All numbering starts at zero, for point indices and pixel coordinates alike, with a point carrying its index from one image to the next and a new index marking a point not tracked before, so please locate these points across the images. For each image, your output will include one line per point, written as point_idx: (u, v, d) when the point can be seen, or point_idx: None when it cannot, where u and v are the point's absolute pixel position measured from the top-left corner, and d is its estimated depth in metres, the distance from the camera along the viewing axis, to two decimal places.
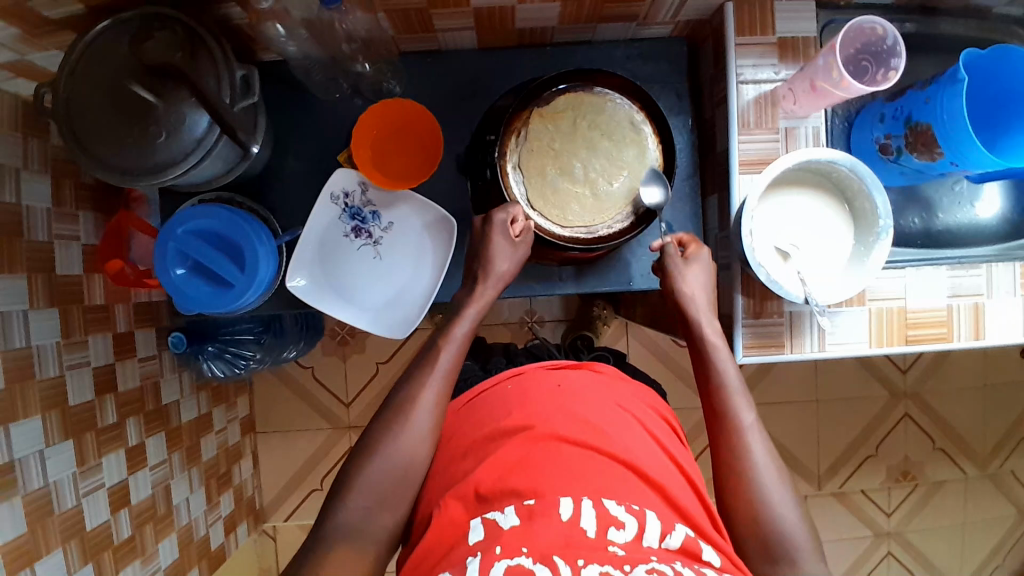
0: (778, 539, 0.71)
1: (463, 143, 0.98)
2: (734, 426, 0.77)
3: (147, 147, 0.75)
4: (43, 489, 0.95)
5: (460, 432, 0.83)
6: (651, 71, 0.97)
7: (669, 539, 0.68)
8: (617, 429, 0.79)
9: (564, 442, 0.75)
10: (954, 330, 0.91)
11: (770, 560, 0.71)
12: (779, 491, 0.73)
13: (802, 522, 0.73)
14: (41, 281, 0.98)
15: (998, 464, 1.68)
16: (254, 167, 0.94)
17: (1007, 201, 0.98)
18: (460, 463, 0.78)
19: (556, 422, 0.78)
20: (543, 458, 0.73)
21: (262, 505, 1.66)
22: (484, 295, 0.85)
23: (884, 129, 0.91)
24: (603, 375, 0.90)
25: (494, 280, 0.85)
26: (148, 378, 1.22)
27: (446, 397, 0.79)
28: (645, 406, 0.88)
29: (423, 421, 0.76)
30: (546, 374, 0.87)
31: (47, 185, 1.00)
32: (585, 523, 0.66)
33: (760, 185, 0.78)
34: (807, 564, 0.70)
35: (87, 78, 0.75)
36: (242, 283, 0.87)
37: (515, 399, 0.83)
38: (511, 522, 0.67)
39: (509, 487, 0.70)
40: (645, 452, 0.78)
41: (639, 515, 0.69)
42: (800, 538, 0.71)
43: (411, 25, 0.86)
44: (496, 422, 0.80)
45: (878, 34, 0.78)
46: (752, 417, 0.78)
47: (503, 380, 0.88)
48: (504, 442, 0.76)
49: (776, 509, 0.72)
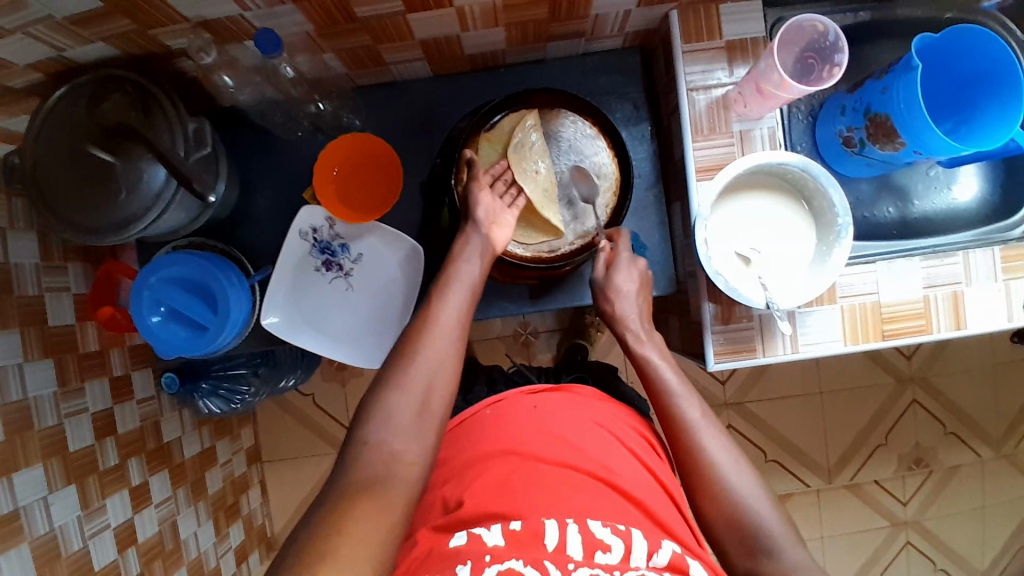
0: (752, 529, 0.70)
1: (426, 169, 0.99)
2: (684, 426, 0.76)
3: (110, 204, 0.77)
4: (49, 534, 0.98)
5: (450, 454, 0.82)
6: (606, 83, 0.97)
7: (656, 557, 0.67)
8: (595, 449, 0.79)
9: (544, 462, 0.76)
10: (933, 322, 0.89)
11: (749, 553, 0.70)
12: (745, 480, 0.73)
13: (773, 506, 0.72)
14: (33, 334, 1.01)
15: (1013, 444, 1.64)
16: (223, 210, 0.96)
17: (985, 182, 0.96)
18: (442, 488, 0.78)
19: (533, 443, 0.78)
20: (525, 481, 0.73)
21: (273, 532, 1.68)
22: (474, 244, 0.80)
23: (845, 122, 0.90)
24: (581, 396, 0.87)
25: (477, 224, 0.81)
26: (148, 418, 1.25)
27: (454, 355, 0.72)
28: (624, 423, 0.86)
29: (423, 382, 0.69)
30: (524, 397, 0.86)
31: (34, 241, 1.03)
32: (571, 549, 0.65)
33: (710, 193, 0.78)
34: (788, 552, 0.69)
35: (47, 142, 0.77)
36: (216, 326, 0.90)
37: (494, 426, 0.82)
38: (496, 540, 0.66)
39: (491, 510, 0.70)
40: (622, 468, 0.77)
41: (624, 535, 0.68)
42: (772, 521, 0.70)
43: (362, 61, 0.88)
44: (476, 447, 0.80)
45: (819, 30, 0.78)
46: (700, 413, 0.77)
47: (483, 407, 0.87)
48: (483, 468, 0.76)
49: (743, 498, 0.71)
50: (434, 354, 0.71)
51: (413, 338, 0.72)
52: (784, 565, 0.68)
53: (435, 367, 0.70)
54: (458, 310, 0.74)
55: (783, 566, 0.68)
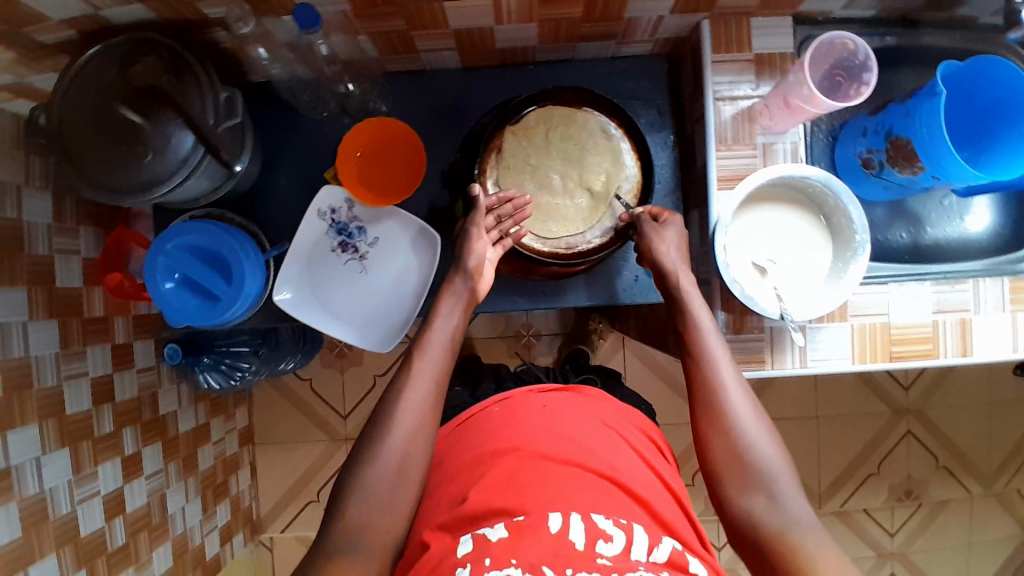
0: (757, 470, 0.70)
1: (448, 159, 1.00)
2: (709, 364, 0.76)
3: (134, 166, 0.78)
4: (38, 495, 0.97)
5: (449, 457, 0.82)
6: (632, 88, 0.98)
7: (656, 552, 0.68)
8: (600, 447, 0.78)
9: (550, 460, 0.75)
10: (940, 347, 0.90)
11: (747, 497, 0.70)
12: (759, 429, 0.72)
13: (781, 454, 0.72)
14: (40, 294, 1.00)
15: (1004, 482, 1.64)
16: (244, 183, 0.97)
17: (997, 215, 0.96)
18: (448, 485, 0.77)
19: (540, 440, 0.78)
20: (531, 478, 0.73)
21: (259, 515, 1.67)
22: (458, 291, 0.84)
23: (866, 143, 0.91)
24: (588, 397, 0.88)
25: (462, 272, 0.84)
26: (146, 388, 1.25)
27: (433, 413, 0.77)
28: (631, 425, 0.86)
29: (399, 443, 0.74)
30: (532, 396, 0.87)
31: (48, 201, 1.03)
32: (573, 536, 0.67)
33: (732, 203, 0.79)
34: (792, 504, 0.68)
35: (76, 100, 0.77)
36: (229, 297, 0.90)
37: (501, 422, 0.82)
38: (500, 535, 0.67)
39: (497, 506, 0.69)
40: (627, 467, 0.77)
41: (626, 529, 0.69)
42: (780, 474, 0.70)
43: (394, 47, 0.89)
44: (483, 445, 0.79)
45: (850, 48, 0.79)
46: (725, 354, 0.77)
47: (491, 404, 0.87)
48: (490, 464, 0.75)
49: (754, 439, 0.72)
50: (415, 405, 0.76)
51: (393, 393, 0.77)
52: (783, 511, 0.68)
53: (416, 422, 0.75)
54: (435, 365, 0.79)
55: (782, 512, 0.68)
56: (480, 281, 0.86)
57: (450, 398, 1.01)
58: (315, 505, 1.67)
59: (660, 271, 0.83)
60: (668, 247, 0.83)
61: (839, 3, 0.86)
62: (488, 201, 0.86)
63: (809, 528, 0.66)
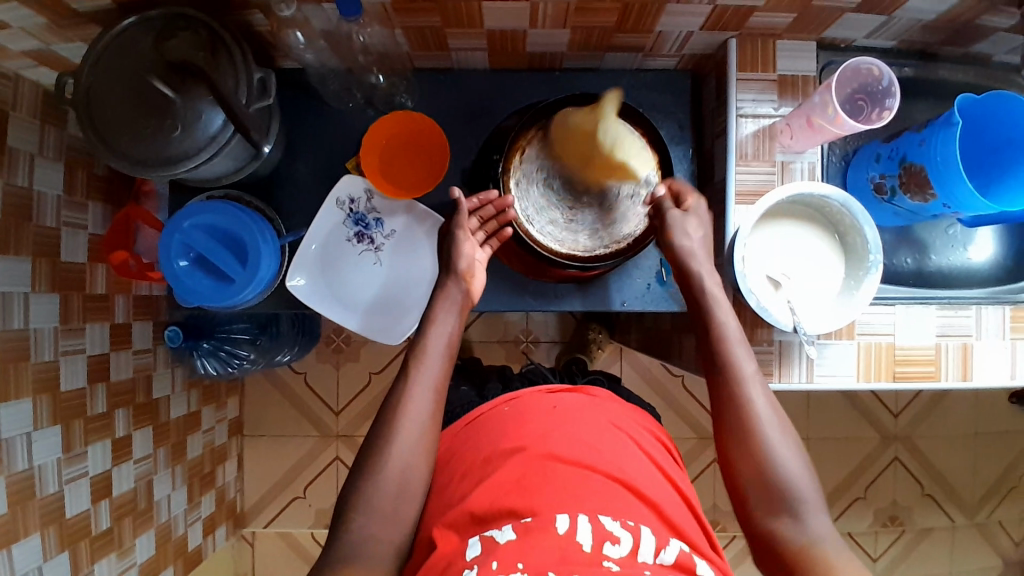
0: (782, 487, 0.71)
1: (469, 158, 1.01)
2: (736, 378, 0.77)
3: (161, 139, 0.78)
4: (26, 472, 0.93)
5: (464, 450, 0.79)
6: (654, 100, 1.01)
7: (663, 555, 0.64)
8: (608, 448, 0.74)
9: (559, 461, 0.71)
10: (942, 369, 0.92)
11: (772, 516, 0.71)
12: (786, 444, 0.73)
13: (806, 471, 0.72)
14: (45, 266, 0.96)
15: (986, 513, 1.66)
16: (264, 167, 0.97)
17: (1000, 245, 0.99)
18: (458, 484, 0.74)
19: (550, 440, 0.74)
20: (540, 480, 0.69)
21: (242, 509, 1.64)
22: (452, 296, 0.86)
23: (879, 169, 0.93)
24: (598, 398, 0.85)
25: (455, 277, 0.86)
26: (142, 370, 1.20)
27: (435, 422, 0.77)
28: (641, 426, 0.84)
29: (404, 453, 0.73)
30: (542, 396, 0.83)
31: (60, 173, 0.98)
32: (580, 538, 0.63)
33: (753, 216, 0.81)
34: (818, 523, 0.69)
35: (109, 69, 0.78)
36: (243, 279, 0.89)
37: (511, 422, 0.78)
38: (508, 538, 0.64)
39: (505, 508, 0.67)
40: (636, 468, 0.73)
41: (634, 530, 0.65)
42: (806, 490, 0.71)
43: (427, 43, 0.90)
44: (492, 444, 0.76)
45: (875, 74, 0.81)
46: (752, 367, 0.78)
47: (500, 403, 0.84)
48: (500, 463, 0.72)
49: (780, 456, 0.72)
50: (416, 414, 0.76)
51: (391, 408, 0.77)
52: (807, 530, 0.69)
53: (418, 431, 0.75)
54: (434, 374, 0.79)
55: (806, 531, 0.69)
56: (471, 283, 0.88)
57: (456, 396, 1.01)
58: (301, 501, 1.64)
59: (687, 274, 0.84)
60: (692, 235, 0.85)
61: (862, 32, 0.89)
62: (469, 203, 0.88)
63: (832, 547, 0.67)
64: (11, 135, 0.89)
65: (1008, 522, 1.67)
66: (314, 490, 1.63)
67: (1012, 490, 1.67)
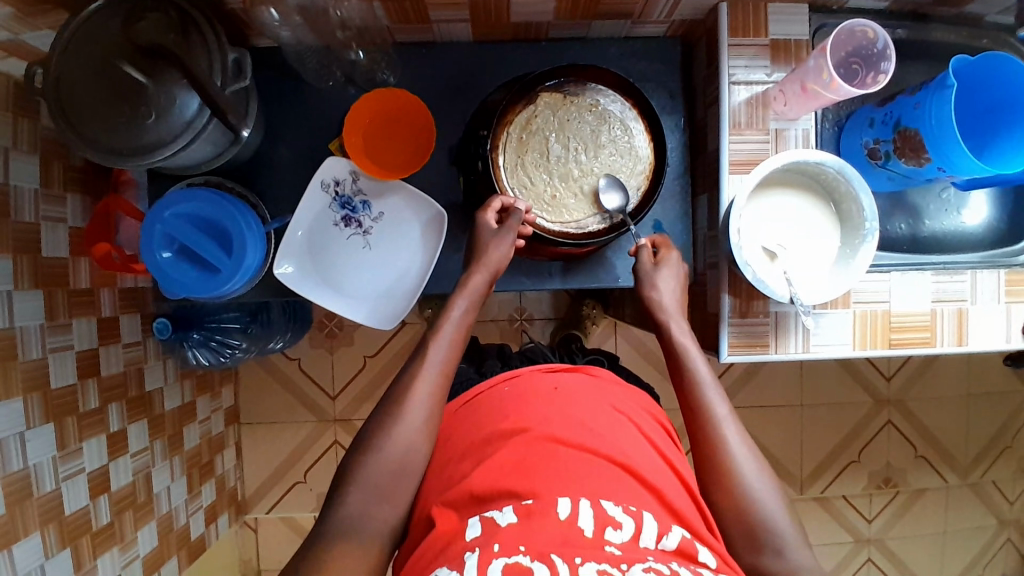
0: (762, 528, 0.69)
1: (456, 135, 0.98)
2: (710, 421, 0.76)
3: (135, 127, 0.76)
4: (22, 472, 0.92)
5: (459, 434, 0.76)
6: (643, 70, 0.98)
7: (666, 540, 0.61)
8: (610, 431, 0.71)
9: (561, 444, 0.68)
10: (937, 335, 0.92)
11: (755, 549, 0.69)
12: (761, 481, 0.71)
13: (786, 511, 0.71)
14: (26, 262, 0.93)
15: (979, 473, 1.69)
16: (245, 152, 0.94)
17: (994, 209, 0.98)
18: (457, 465, 0.71)
19: (553, 422, 0.71)
20: (541, 462, 0.65)
21: (244, 496, 1.64)
22: (474, 288, 0.84)
23: (873, 134, 0.91)
24: (600, 379, 0.83)
25: (482, 268, 0.84)
26: (132, 364, 1.19)
27: (436, 407, 0.76)
28: (640, 408, 0.81)
29: (402, 440, 0.72)
30: (542, 376, 0.80)
31: (35, 165, 0.95)
32: (582, 523, 0.60)
33: (748, 186, 0.80)
34: (797, 554, 0.68)
35: (76, 55, 0.75)
36: (229, 269, 0.87)
37: (512, 403, 0.75)
38: (509, 520, 0.60)
39: (506, 488, 0.63)
40: (636, 452, 0.70)
41: (636, 516, 0.62)
42: (781, 519, 0.70)
43: (407, 15, 0.86)
44: (491, 426, 0.72)
45: (869, 36, 0.80)
46: (726, 409, 0.77)
47: (499, 383, 0.81)
48: (501, 445, 0.69)
49: (758, 498, 0.70)
50: (412, 400, 0.75)
51: (396, 393, 0.75)
52: (789, 564, 0.68)
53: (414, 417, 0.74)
54: (442, 357, 0.78)
55: (789, 564, 0.68)
56: (494, 282, 0.86)
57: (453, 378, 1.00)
58: (302, 486, 1.64)
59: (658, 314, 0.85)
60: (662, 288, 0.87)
61: None
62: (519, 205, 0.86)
63: None
64: None
65: (1001, 482, 1.71)
66: (315, 474, 1.64)
67: (1004, 450, 1.70)
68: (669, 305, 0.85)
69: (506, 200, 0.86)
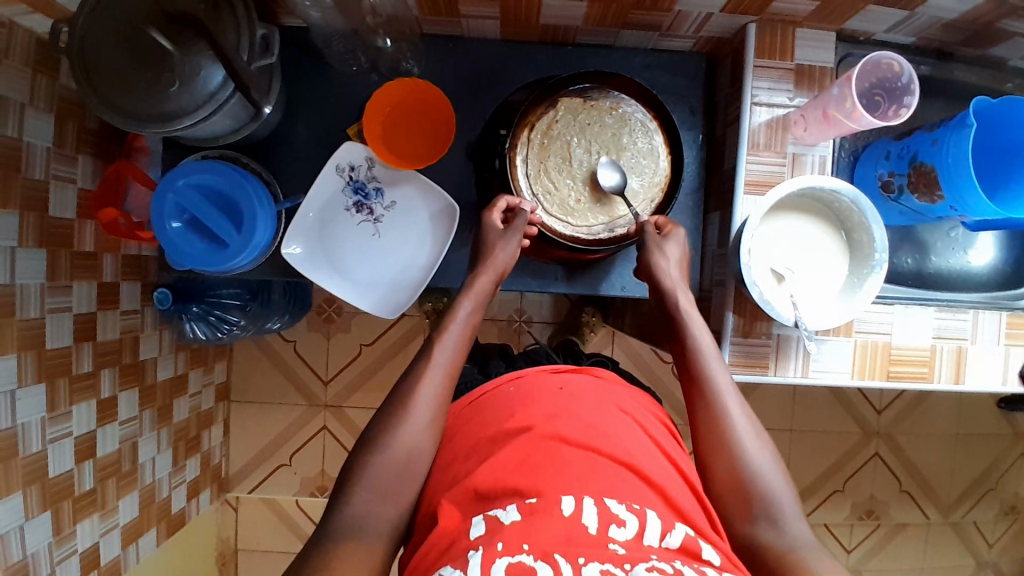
0: (760, 496, 0.70)
1: (474, 131, 0.99)
2: (711, 390, 0.76)
3: (157, 93, 0.75)
4: (10, 430, 0.91)
5: (463, 431, 0.76)
6: (667, 82, 0.98)
7: (669, 538, 0.61)
8: (616, 431, 0.71)
9: (566, 443, 0.67)
10: (935, 371, 0.93)
11: (750, 517, 0.69)
12: (758, 451, 0.72)
13: (783, 479, 0.72)
14: (32, 220, 0.93)
15: (961, 512, 1.70)
16: (263, 129, 0.94)
17: (1001, 251, 0.98)
18: (462, 463, 0.71)
19: (557, 421, 0.70)
20: (547, 460, 0.65)
21: (228, 473, 1.64)
22: (482, 288, 0.84)
23: (888, 166, 0.92)
24: (603, 379, 0.82)
25: (489, 270, 0.84)
26: (129, 331, 1.18)
27: (432, 398, 0.76)
28: (645, 410, 0.81)
29: (398, 429, 0.72)
30: (548, 376, 0.80)
31: (50, 124, 0.94)
32: (586, 520, 0.60)
33: (764, 208, 0.80)
34: (793, 526, 0.68)
35: (105, 17, 0.75)
36: (237, 244, 0.86)
37: (517, 401, 0.75)
38: (512, 518, 0.60)
39: (510, 486, 0.63)
40: (641, 452, 0.70)
41: (640, 514, 0.62)
42: (779, 488, 0.70)
43: (437, 8, 0.87)
44: (496, 424, 0.72)
45: (894, 70, 0.80)
46: (728, 380, 0.77)
47: (504, 382, 0.81)
48: (506, 442, 0.69)
49: (757, 467, 0.71)
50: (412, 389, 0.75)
51: None
52: (786, 538, 0.68)
53: (411, 407, 0.74)
54: (447, 357, 0.78)
55: (785, 537, 0.68)
56: (500, 283, 0.87)
57: None
58: (287, 468, 1.64)
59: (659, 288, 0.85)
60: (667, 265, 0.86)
61: (882, 26, 0.87)
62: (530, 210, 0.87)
63: (810, 552, 0.67)
64: (2, 84, 0.85)
65: (983, 524, 1.71)
66: (301, 457, 1.63)
67: (988, 492, 1.71)
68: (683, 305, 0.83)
69: (511, 200, 0.88)
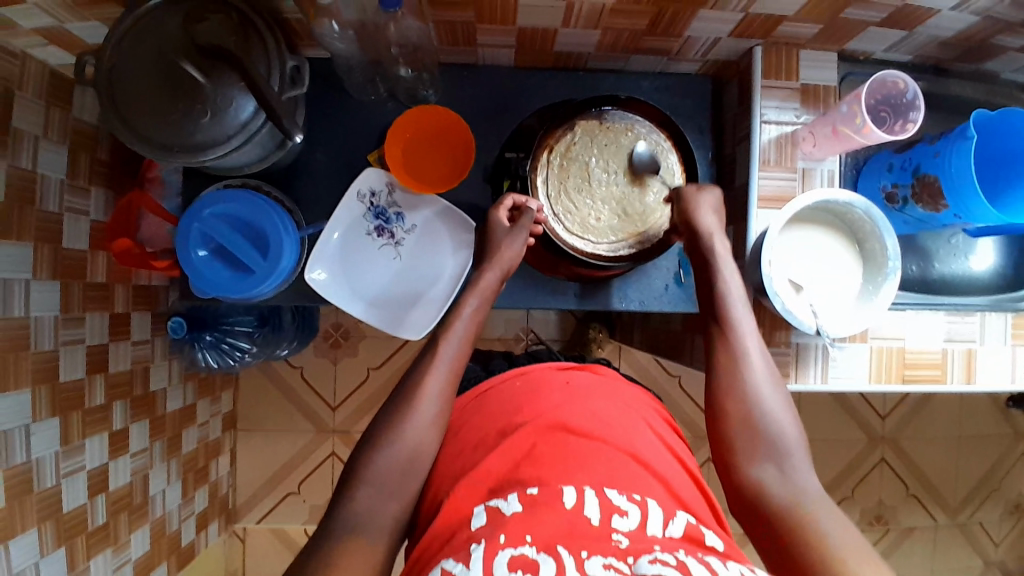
0: (773, 439, 0.72)
1: (491, 154, 1.01)
2: (733, 333, 0.79)
3: (188, 124, 0.77)
4: (26, 465, 0.89)
5: (469, 426, 0.76)
6: (676, 103, 1.02)
7: (671, 527, 0.61)
8: (621, 425, 0.72)
9: (571, 434, 0.68)
10: (948, 373, 0.96)
11: (757, 458, 0.71)
12: (774, 397, 0.74)
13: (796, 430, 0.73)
14: (46, 252, 0.92)
15: (967, 514, 1.72)
16: (285, 158, 0.95)
17: (1001, 256, 1.01)
18: (470, 455, 0.71)
19: (565, 412, 0.71)
20: (551, 451, 0.66)
21: (234, 505, 1.61)
22: (489, 285, 0.86)
23: (892, 178, 0.96)
24: (605, 376, 0.82)
25: (495, 265, 0.86)
26: (140, 362, 1.17)
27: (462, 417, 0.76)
28: (649, 409, 0.80)
29: (431, 449, 0.72)
30: (553, 372, 0.80)
31: (64, 157, 0.95)
32: (588, 511, 0.60)
33: (780, 219, 0.83)
34: (801, 472, 0.70)
35: (135, 48, 0.77)
36: (262, 271, 0.87)
37: (525, 396, 0.75)
38: (514, 509, 0.61)
39: (515, 476, 0.64)
40: (646, 446, 0.71)
41: (641, 504, 0.62)
42: (790, 433, 0.72)
43: (455, 37, 0.89)
44: (500, 420, 0.73)
45: (899, 87, 0.84)
46: (750, 326, 0.80)
47: (510, 378, 0.80)
48: (509, 436, 0.69)
49: (772, 412, 0.73)
50: (445, 407, 0.75)
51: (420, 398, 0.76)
52: (793, 483, 0.69)
53: (443, 425, 0.75)
54: (454, 352, 0.79)
55: (792, 482, 0.69)
56: (506, 280, 0.89)
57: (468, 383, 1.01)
58: (295, 497, 1.61)
59: (695, 232, 0.86)
60: (707, 213, 0.86)
61: (881, 46, 0.91)
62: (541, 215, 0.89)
63: (816, 498, 0.68)
64: (19, 117, 0.86)
65: (989, 524, 1.74)
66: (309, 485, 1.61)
67: (992, 492, 1.74)
68: (719, 251, 0.85)
69: (517, 197, 0.90)
